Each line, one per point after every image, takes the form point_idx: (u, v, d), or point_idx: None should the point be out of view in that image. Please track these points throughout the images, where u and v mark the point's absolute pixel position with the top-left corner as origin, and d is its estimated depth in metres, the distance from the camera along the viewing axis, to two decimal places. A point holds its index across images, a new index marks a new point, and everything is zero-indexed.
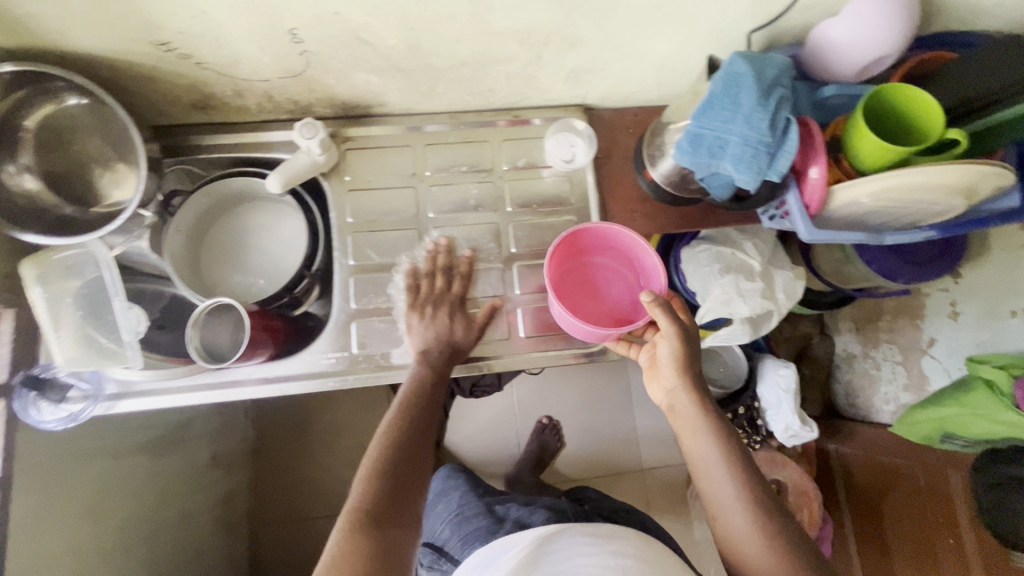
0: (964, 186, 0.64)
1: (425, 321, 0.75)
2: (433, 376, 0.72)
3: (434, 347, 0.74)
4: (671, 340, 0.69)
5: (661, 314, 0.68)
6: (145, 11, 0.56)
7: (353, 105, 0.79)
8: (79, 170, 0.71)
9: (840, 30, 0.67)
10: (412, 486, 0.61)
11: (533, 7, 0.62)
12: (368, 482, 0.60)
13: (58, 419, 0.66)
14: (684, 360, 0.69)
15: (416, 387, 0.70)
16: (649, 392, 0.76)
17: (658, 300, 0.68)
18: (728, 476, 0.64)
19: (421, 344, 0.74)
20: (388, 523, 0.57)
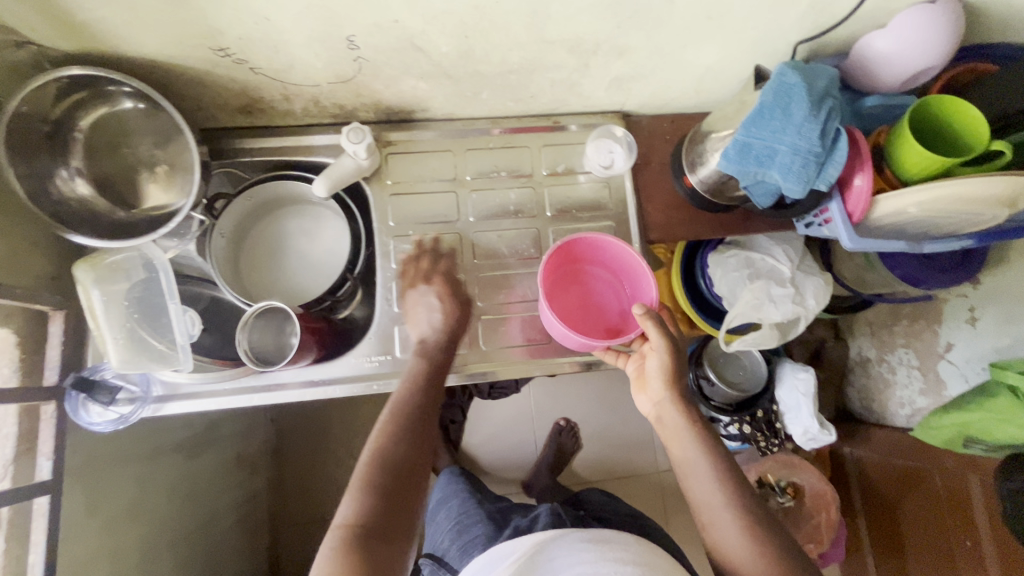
0: (1007, 197, 0.65)
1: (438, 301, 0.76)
2: (440, 374, 0.71)
3: (435, 339, 0.73)
4: (660, 351, 0.69)
5: (652, 326, 0.68)
6: (210, 18, 0.57)
7: (396, 110, 0.80)
8: (128, 173, 0.72)
9: (886, 41, 0.68)
10: (407, 499, 0.61)
11: (589, 17, 0.63)
12: (359, 496, 0.59)
13: (107, 421, 0.67)
14: (672, 372, 0.70)
15: (422, 386, 0.69)
16: (637, 403, 0.76)
17: (649, 312, 0.68)
18: (713, 482, 0.65)
19: (422, 337, 0.74)
20: (383, 536, 0.58)
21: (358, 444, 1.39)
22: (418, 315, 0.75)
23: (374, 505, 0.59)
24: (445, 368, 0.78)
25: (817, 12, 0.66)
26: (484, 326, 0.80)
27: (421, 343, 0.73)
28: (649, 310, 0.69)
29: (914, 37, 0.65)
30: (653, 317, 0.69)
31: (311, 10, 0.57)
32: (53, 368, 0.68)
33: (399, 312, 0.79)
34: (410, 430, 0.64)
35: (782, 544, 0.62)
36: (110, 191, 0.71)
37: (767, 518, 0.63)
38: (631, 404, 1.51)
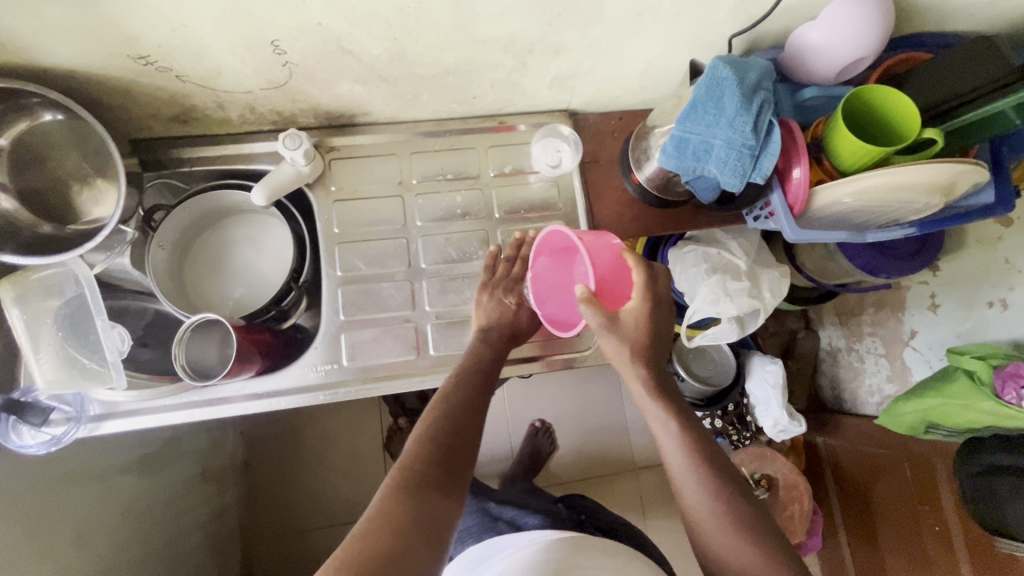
0: (943, 183, 0.66)
1: (494, 301, 0.77)
2: (496, 360, 0.71)
3: (499, 329, 0.75)
4: (603, 332, 0.65)
5: (589, 309, 0.64)
6: (123, 25, 0.55)
7: (337, 115, 0.79)
8: (56, 187, 0.70)
9: (818, 34, 0.68)
10: (469, 444, 0.59)
11: (518, 15, 0.63)
12: (422, 441, 0.58)
13: (40, 443, 0.65)
14: (635, 350, 0.64)
15: (478, 364, 0.69)
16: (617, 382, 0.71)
17: (586, 296, 0.64)
18: (683, 465, 0.60)
19: (485, 324, 0.75)
20: (444, 481, 0.55)
21: (330, 454, 1.37)
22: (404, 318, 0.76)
23: (427, 454, 0.56)
24: (395, 375, 0.77)
25: (747, 5, 0.66)
26: (436, 331, 0.79)
27: (484, 331, 0.74)
28: (588, 291, 0.65)
29: (843, 32, 0.66)
30: (591, 299, 0.65)
31: (228, 15, 0.56)
32: None
33: (347, 320, 0.78)
34: (470, 395, 0.64)
35: (764, 530, 0.56)
36: (37, 206, 0.69)
37: (736, 496, 0.58)
38: (604, 402, 1.50)
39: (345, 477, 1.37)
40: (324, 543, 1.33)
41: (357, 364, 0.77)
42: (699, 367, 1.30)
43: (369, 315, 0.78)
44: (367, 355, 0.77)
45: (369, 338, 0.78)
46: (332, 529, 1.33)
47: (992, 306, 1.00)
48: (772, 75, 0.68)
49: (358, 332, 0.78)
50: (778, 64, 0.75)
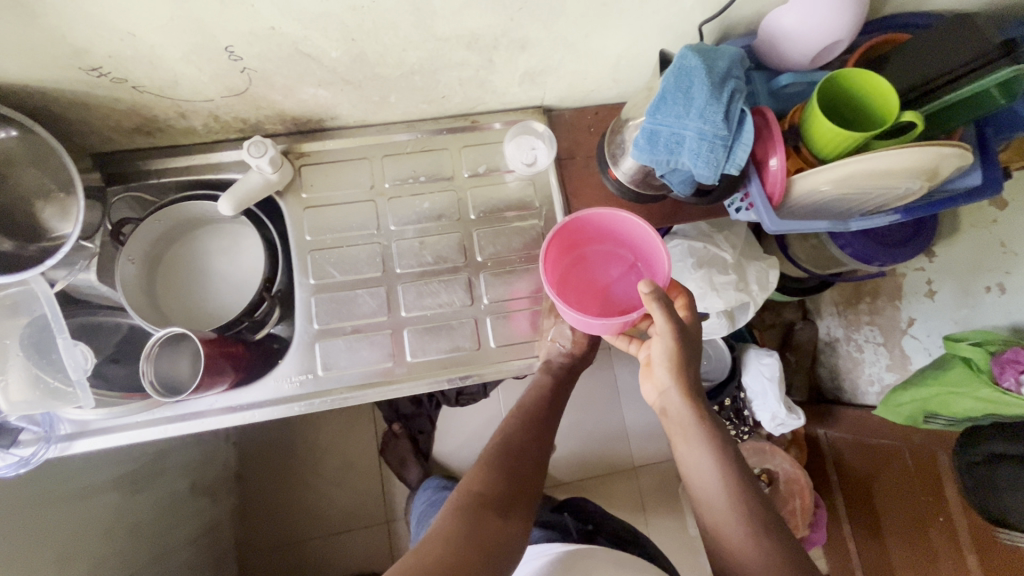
0: (924, 168, 0.63)
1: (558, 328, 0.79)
2: (561, 390, 0.79)
3: (562, 359, 0.80)
4: (666, 337, 0.62)
5: (659, 310, 0.61)
6: (69, 37, 0.54)
7: (304, 120, 0.77)
8: (15, 203, 0.68)
9: (790, 19, 0.66)
10: (534, 468, 0.69)
11: (477, 11, 0.61)
12: (486, 462, 0.68)
13: (9, 465, 0.63)
14: (678, 361, 0.63)
15: (542, 392, 0.78)
16: (643, 391, 0.72)
17: (655, 293, 0.60)
18: (713, 480, 0.61)
19: (547, 356, 0.79)
20: (502, 509, 0.63)
21: (325, 463, 1.36)
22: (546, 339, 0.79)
23: (498, 479, 0.66)
24: (372, 384, 0.75)
25: None
26: (415, 337, 0.78)
27: (548, 361, 0.79)
28: (656, 289, 0.60)
29: (819, 19, 0.64)
30: (660, 298, 0.61)
31: (178, 22, 0.55)
32: None
33: (321, 329, 0.76)
34: (537, 422, 0.75)
35: (790, 547, 0.57)
36: None
37: (776, 531, 0.58)
38: (600, 401, 1.48)
39: (340, 485, 1.36)
40: (319, 553, 1.31)
41: (333, 373, 0.75)
42: None
43: (346, 322, 0.77)
44: (342, 364, 0.76)
45: (344, 346, 0.76)
46: (328, 538, 1.32)
47: (989, 291, 0.98)
48: (744, 62, 0.66)
49: (333, 340, 0.76)
50: (752, 51, 0.73)
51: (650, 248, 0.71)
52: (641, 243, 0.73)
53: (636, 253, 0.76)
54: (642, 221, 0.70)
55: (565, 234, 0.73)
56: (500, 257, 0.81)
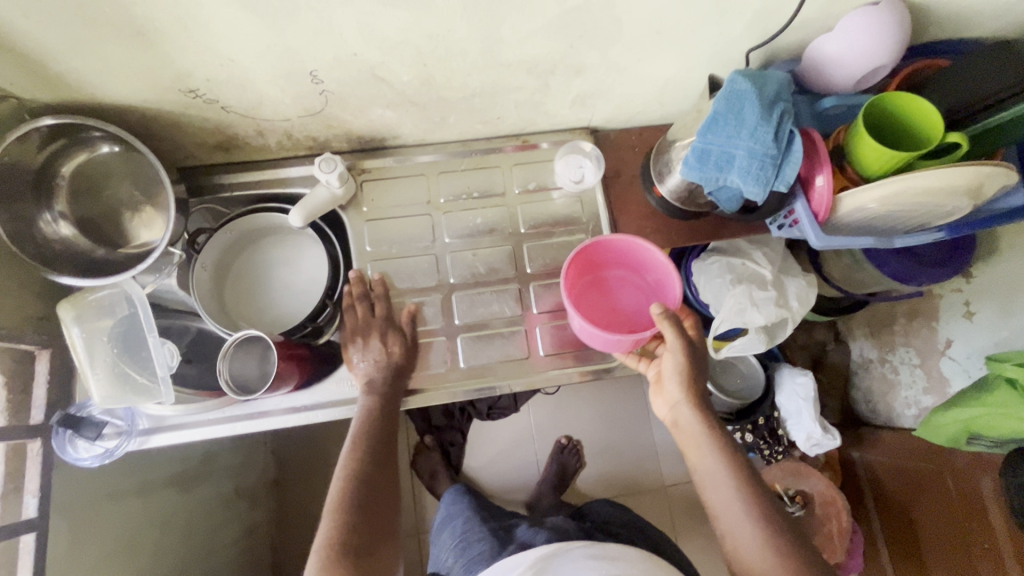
0: (970, 186, 0.65)
1: (361, 351, 0.76)
2: (392, 408, 0.74)
3: (382, 376, 0.75)
4: (677, 352, 0.68)
5: (670, 328, 0.68)
6: (177, 63, 0.60)
7: (368, 139, 0.82)
8: (109, 213, 0.75)
9: (836, 43, 0.69)
10: (383, 508, 0.64)
11: (540, 39, 0.66)
12: (335, 516, 0.61)
13: (93, 456, 0.69)
14: (688, 374, 0.69)
15: (376, 419, 0.71)
16: (655, 408, 0.76)
17: (667, 313, 0.68)
18: (721, 484, 0.64)
19: (368, 375, 0.75)
20: (364, 552, 0.59)
21: None
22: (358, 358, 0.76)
23: (355, 524, 0.60)
24: (425, 389, 0.79)
25: (763, 20, 0.68)
26: (467, 345, 0.81)
27: (368, 380, 0.75)
28: (667, 310, 0.68)
29: (863, 48, 0.67)
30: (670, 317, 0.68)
31: (273, 50, 0.60)
32: (39, 407, 0.69)
33: None
34: (379, 452, 0.68)
35: (804, 549, 0.58)
36: (91, 231, 0.74)
37: (788, 532, 0.59)
38: (631, 418, 1.49)
39: None
40: None
41: None
42: (726, 382, 1.31)
43: None
44: None
45: None
46: None
47: None
48: (791, 86, 0.69)
49: None
50: (796, 76, 0.76)
51: (665, 275, 0.74)
52: (655, 268, 0.75)
53: (650, 276, 0.77)
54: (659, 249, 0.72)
55: (583, 256, 0.75)
56: (549, 269, 0.85)
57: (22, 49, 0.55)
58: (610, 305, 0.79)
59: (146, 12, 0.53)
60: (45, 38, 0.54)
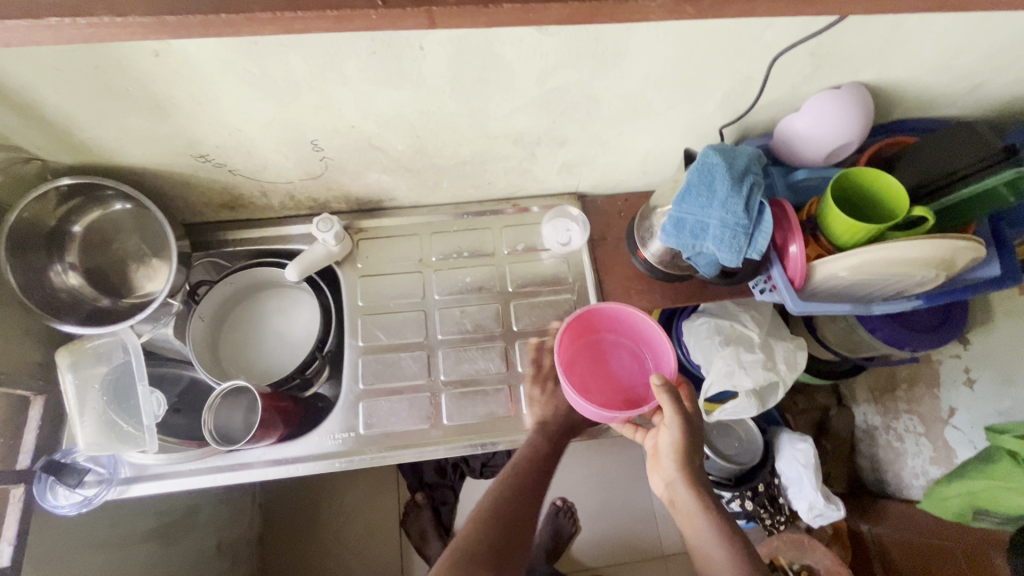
0: (939, 258, 0.67)
1: (546, 394, 0.81)
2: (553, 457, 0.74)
3: (557, 423, 0.78)
4: (674, 429, 0.68)
5: (668, 400, 0.67)
6: (190, 132, 0.66)
7: (366, 200, 0.87)
8: (116, 265, 0.79)
9: (803, 122, 0.73)
10: (518, 535, 0.65)
11: (525, 115, 0.71)
12: (477, 525, 0.65)
13: (72, 504, 0.69)
14: (684, 451, 0.68)
15: (532, 461, 0.72)
16: (651, 481, 0.76)
17: (667, 385, 0.66)
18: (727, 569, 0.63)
19: (542, 416, 0.79)
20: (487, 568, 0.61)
21: (346, 533, 1.34)
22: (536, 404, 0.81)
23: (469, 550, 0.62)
24: (408, 445, 0.79)
25: (733, 100, 0.72)
26: (450, 401, 0.82)
27: (540, 424, 0.78)
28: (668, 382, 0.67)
29: (827, 127, 0.72)
30: (670, 389, 0.67)
31: (278, 122, 0.66)
32: (27, 452, 0.71)
33: (365, 389, 0.82)
34: (531, 478, 0.70)
35: None
36: (97, 282, 0.78)
37: None
38: (627, 481, 1.44)
39: (359, 557, 1.32)
40: None
41: (373, 432, 0.79)
42: (723, 446, 1.22)
43: (389, 384, 0.82)
44: (382, 424, 0.80)
45: (386, 407, 0.81)
46: None
47: None
48: (761, 160, 0.73)
49: (375, 401, 0.81)
50: (769, 150, 0.81)
51: (658, 345, 0.76)
52: (649, 337, 0.78)
53: (643, 345, 0.80)
54: (654, 319, 0.76)
55: (579, 322, 0.78)
56: (535, 327, 0.87)
57: (53, 119, 0.61)
58: (604, 372, 0.80)
59: (165, 89, 0.59)
60: (73, 110, 0.60)
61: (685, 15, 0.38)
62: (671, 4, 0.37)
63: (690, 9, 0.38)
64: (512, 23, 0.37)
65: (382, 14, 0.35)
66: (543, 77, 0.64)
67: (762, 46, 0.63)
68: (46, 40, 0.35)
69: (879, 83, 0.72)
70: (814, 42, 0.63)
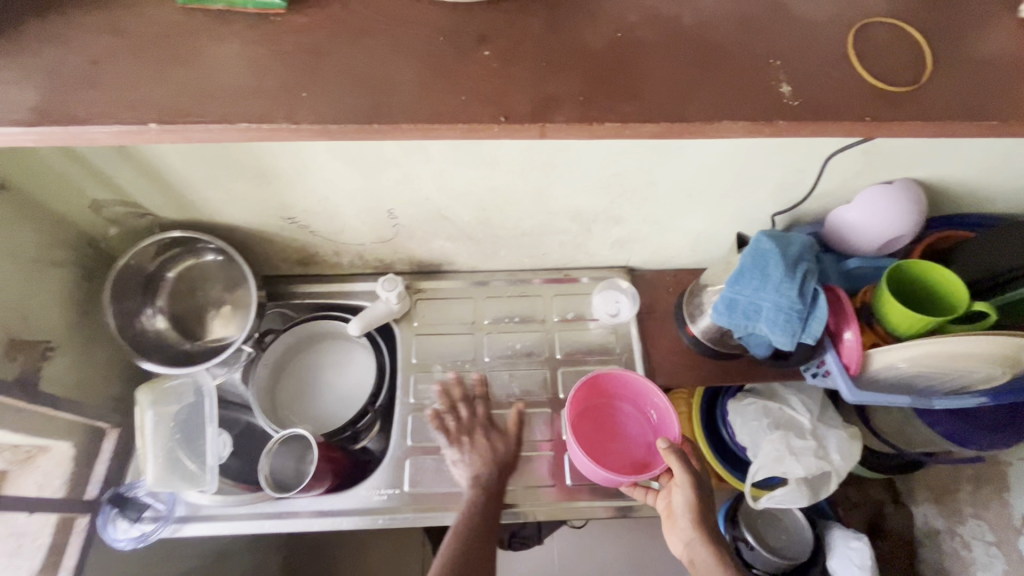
0: (1004, 356, 0.66)
1: (466, 450, 0.77)
2: (496, 501, 0.75)
3: (488, 469, 0.76)
4: (686, 489, 0.68)
5: (677, 462, 0.68)
6: (284, 198, 0.74)
7: (427, 264, 0.93)
8: (198, 310, 0.86)
9: (856, 213, 0.75)
10: None
11: (585, 196, 0.76)
12: None
13: (129, 538, 0.72)
14: (699, 510, 0.68)
15: (486, 506, 0.74)
16: (668, 543, 0.73)
17: (674, 448, 0.68)
18: None
19: (474, 467, 0.76)
20: None
21: None
22: (462, 454, 0.78)
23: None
24: (451, 507, 0.79)
25: (785, 190, 0.76)
26: None
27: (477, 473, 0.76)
28: (674, 444, 0.69)
29: (879, 220, 0.74)
30: (678, 451, 0.68)
31: (363, 192, 0.73)
32: (95, 483, 0.74)
33: (412, 446, 0.83)
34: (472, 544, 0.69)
35: None
36: (179, 325, 0.84)
37: None
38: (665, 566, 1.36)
39: None
40: None
41: (418, 491, 0.80)
42: (769, 536, 1.11)
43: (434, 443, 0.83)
44: (426, 483, 0.80)
45: (431, 466, 0.82)
46: None
47: None
48: (813, 247, 0.74)
49: (421, 459, 0.82)
50: (820, 237, 0.83)
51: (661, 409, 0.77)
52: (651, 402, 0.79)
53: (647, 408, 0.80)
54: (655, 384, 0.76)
55: (585, 386, 0.79)
56: None
57: (172, 182, 0.70)
58: (609, 436, 0.80)
59: (272, 161, 0.66)
60: (191, 176, 0.69)
61: (762, 134, 0.42)
62: (748, 124, 0.42)
63: (766, 129, 0.42)
64: (611, 136, 0.42)
65: (504, 127, 0.41)
66: (606, 164, 0.69)
67: (815, 143, 0.66)
68: (229, 137, 0.41)
69: (931, 179, 0.75)
70: (865, 143, 0.67)
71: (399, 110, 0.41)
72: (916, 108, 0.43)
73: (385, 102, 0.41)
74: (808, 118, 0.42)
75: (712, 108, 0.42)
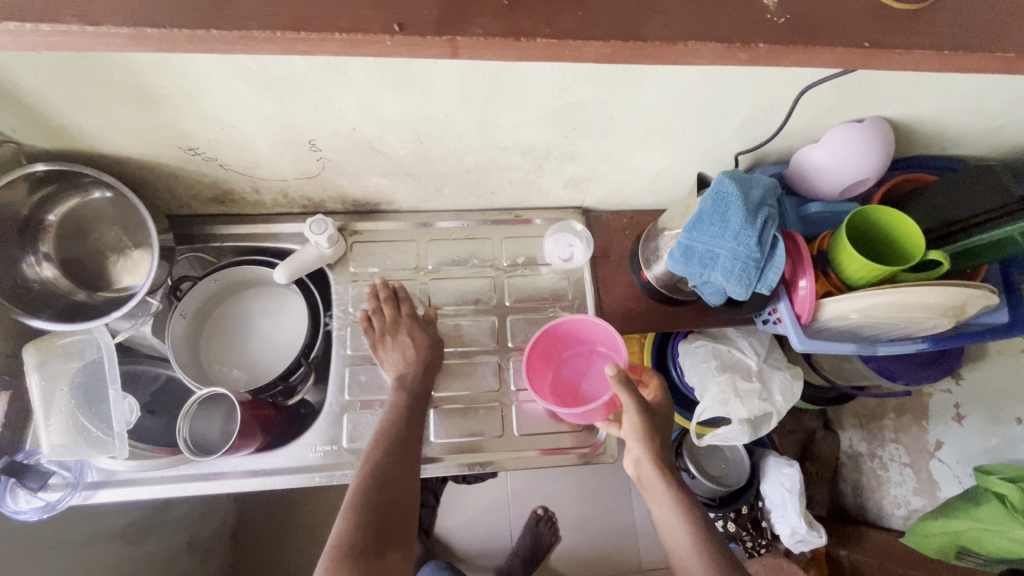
0: (953, 305, 0.65)
1: (388, 348, 0.76)
2: (411, 435, 0.68)
3: (410, 373, 0.74)
4: (632, 409, 0.67)
5: (621, 387, 0.66)
6: (176, 125, 0.61)
7: (363, 202, 0.84)
8: (95, 256, 0.75)
9: (821, 153, 0.71)
10: (399, 495, 0.61)
11: (534, 129, 0.67)
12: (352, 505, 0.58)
13: (34, 508, 0.66)
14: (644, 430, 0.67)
15: (397, 424, 0.68)
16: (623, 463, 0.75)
17: (620, 374, 0.65)
18: (682, 531, 0.64)
19: (398, 373, 0.74)
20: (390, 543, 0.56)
21: (323, 534, 1.27)
22: (387, 356, 0.76)
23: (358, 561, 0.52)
24: None
25: (752, 128, 0.70)
26: (437, 417, 0.79)
27: (398, 377, 0.74)
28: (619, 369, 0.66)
29: (842, 160, 0.69)
30: (622, 378, 0.66)
31: (273, 121, 0.62)
32: None
33: (350, 400, 0.78)
34: (393, 448, 0.65)
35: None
36: (73, 274, 0.74)
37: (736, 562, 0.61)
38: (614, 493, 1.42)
39: None
40: None
41: (357, 446, 0.76)
42: (709, 465, 1.12)
43: (373, 396, 0.79)
44: (366, 438, 0.76)
45: (370, 420, 0.77)
46: None
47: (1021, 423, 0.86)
48: (777, 190, 0.70)
49: (360, 414, 0.77)
50: (783, 179, 0.79)
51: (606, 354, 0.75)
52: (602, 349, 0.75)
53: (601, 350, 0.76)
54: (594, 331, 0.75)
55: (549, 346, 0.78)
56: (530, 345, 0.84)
57: (27, 101, 0.56)
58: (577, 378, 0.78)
59: (151, 79, 0.54)
60: (49, 94, 0.56)
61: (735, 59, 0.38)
62: (724, 48, 0.38)
63: (745, 53, 0.38)
64: (542, 55, 0.38)
65: (398, 39, 0.36)
66: (559, 92, 0.60)
67: (789, 76, 0.60)
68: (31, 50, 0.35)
69: (901, 118, 0.70)
70: (841, 77, 0.60)
71: (250, 15, 0.35)
72: (855, 38, 0.39)
73: (229, 3, 0.35)
74: (797, 43, 0.38)
75: (674, 25, 0.38)
